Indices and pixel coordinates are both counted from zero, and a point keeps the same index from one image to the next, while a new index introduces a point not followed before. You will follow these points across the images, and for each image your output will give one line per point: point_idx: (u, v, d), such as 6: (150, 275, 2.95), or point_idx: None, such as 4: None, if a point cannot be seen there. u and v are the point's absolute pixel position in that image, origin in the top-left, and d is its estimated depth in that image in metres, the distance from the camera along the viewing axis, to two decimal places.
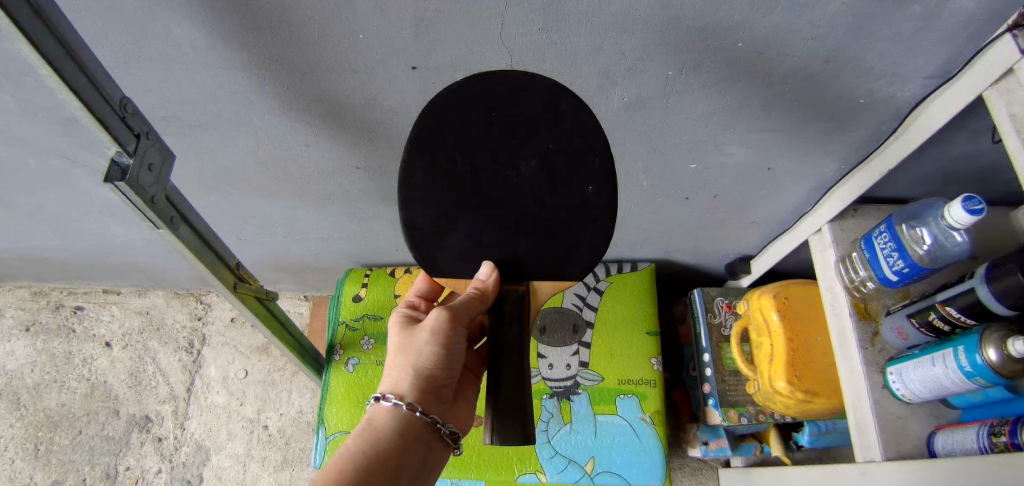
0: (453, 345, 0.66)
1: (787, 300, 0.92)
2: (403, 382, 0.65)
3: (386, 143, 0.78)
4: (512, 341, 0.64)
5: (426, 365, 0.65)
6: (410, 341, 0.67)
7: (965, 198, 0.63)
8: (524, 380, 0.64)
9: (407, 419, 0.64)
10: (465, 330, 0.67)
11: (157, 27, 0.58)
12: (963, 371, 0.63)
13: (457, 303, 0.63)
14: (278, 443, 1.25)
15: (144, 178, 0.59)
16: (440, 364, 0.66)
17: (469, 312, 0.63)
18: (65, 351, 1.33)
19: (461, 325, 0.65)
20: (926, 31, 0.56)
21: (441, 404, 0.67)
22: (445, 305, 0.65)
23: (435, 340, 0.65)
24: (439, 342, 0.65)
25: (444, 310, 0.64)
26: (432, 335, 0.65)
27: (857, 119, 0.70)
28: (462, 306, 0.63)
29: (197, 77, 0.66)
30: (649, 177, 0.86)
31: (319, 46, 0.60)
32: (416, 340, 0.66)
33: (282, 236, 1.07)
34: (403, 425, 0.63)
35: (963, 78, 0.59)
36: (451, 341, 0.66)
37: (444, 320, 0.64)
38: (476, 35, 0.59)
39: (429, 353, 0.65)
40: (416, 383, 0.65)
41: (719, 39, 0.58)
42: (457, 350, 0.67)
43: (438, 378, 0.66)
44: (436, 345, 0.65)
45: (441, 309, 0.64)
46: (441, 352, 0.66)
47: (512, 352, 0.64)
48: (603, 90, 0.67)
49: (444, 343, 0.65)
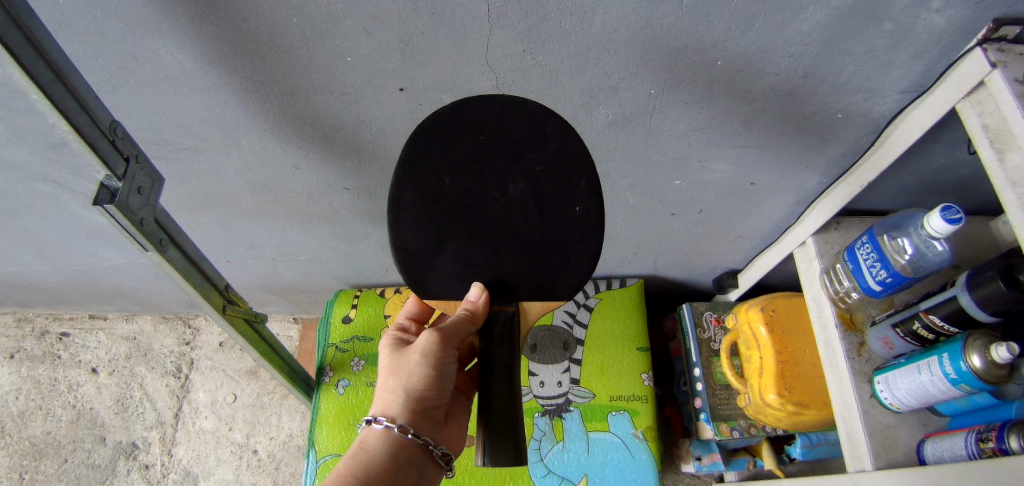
0: (444, 366, 0.66)
1: (774, 314, 0.93)
2: (394, 404, 0.64)
3: (375, 164, 0.78)
4: (502, 361, 0.65)
5: (416, 387, 0.65)
6: (400, 363, 0.67)
7: (943, 208, 0.64)
8: (515, 400, 0.64)
9: (399, 441, 0.63)
10: (456, 351, 0.67)
11: (146, 51, 0.59)
12: (949, 378, 0.63)
13: (447, 325, 0.63)
14: (268, 469, 1.23)
15: (133, 201, 0.59)
16: (431, 385, 0.66)
17: (460, 333, 0.63)
18: (50, 378, 1.31)
19: (451, 346, 0.65)
20: (897, 47, 0.58)
21: (433, 426, 0.67)
22: (436, 327, 0.65)
23: (426, 362, 0.65)
24: (430, 363, 0.65)
25: (436, 332, 0.64)
26: (422, 356, 0.65)
27: (836, 133, 0.72)
28: (452, 327, 0.63)
29: (186, 100, 0.67)
30: (635, 193, 0.87)
31: (307, 69, 0.62)
32: (407, 363, 0.66)
33: (271, 258, 1.07)
34: (395, 447, 0.63)
35: (936, 92, 0.61)
36: (441, 362, 0.66)
37: (435, 341, 0.64)
38: (462, 57, 0.60)
39: (421, 375, 0.65)
40: (407, 405, 0.65)
41: (699, 57, 0.60)
42: (448, 372, 0.67)
43: (429, 399, 0.66)
44: (427, 366, 0.65)
45: (431, 331, 0.64)
46: (432, 374, 0.65)
47: (503, 371, 0.64)
48: (587, 109, 0.68)
49: (435, 365, 0.65)
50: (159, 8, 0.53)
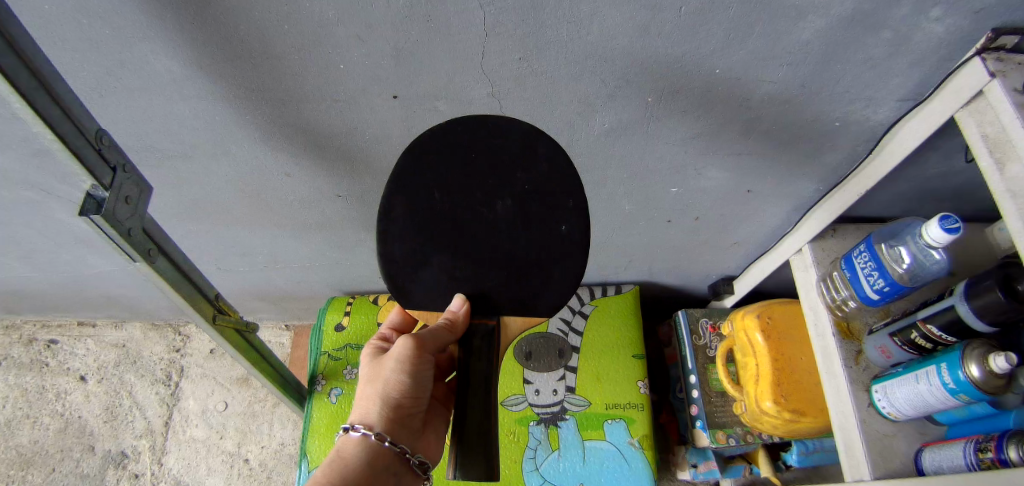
0: (421, 373, 0.65)
1: (770, 321, 0.93)
2: (372, 411, 0.64)
3: (368, 171, 0.77)
4: (479, 375, 0.64)
5: (393, 394, 0.64)
6: (378, 370, 0.66)
7: (942, 217, 0.64)
8: (490, 414, 0.63)
9: (376, 449, 0.63)
10: (433, 358, 0.66)
11: (135, 59, 0.58)
12: (947, 388, 0.63)
13: (423, 332, 0.62)
14: (259, 477, 1.21)
15: (121, 211, 0.58)
16: (408, 393, 0.65)
17: (436, 341, 0.62)
18: (38, 386, 1.29)
19: (427, 352, 0.63)
20: (896, 56, 0.57)
21: (410, 434, 0.67)
22: (412, 333, 0.64)
23: (402, 369, 0.64)
24: (405, 371, 0.64)
25: (411, 338, 0.62)
26: (397, 363, 0.64)
27: (832, 141, 0.72)
28: (429, 334, 0.61)
29: (176, 107, 0.66)
30: (631, 201, 0.86)
31: (299, 76, 0.60)
32: (383, 370, 0.65)
33: (263, 265, 1.05)
34: (372, 455, 0.62)
35: (935, 101, 0.61)
36: (417, 369, 0.64)
37: (410, 348, 0.63)
38: (457, 64, 0.59)
39: (397, 382, 0.64)
40: (384, 413, 0.64)
41: (696, 65, 0.59)
42: (425, 379, 0.66)
43: (406, 407, 0.65)
44: (403, 374, 0.64)
45: (407, 338, 0.63)
46: (408, 381, 0.64)
47: (479, 385, 0.63)
48: (583, 116, 0.67)
49: (411, 372, 0.64)
50: (146, 14, 0.52)
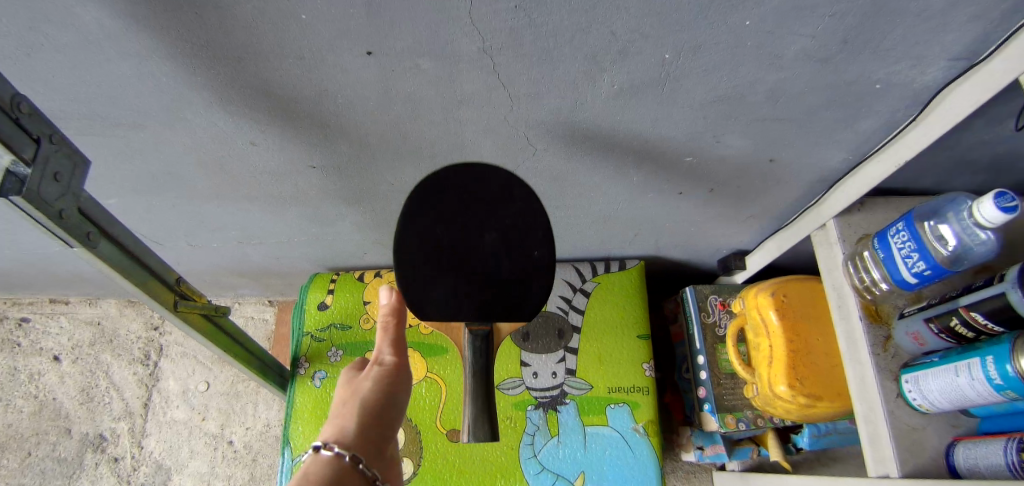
0: (398, 395, 0.62)
1: (786, 300, 0.86)
2: (348, 426, 0.57)
3: (344, 140, 0.68)
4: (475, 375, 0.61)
5: (371, 411, 0.59)
6: (354, 391, 0.62)
7: (998, 193, 0.57)
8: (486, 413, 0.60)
9: (346, 470, 0.53)
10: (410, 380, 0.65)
11: (55, 8, 0.48)
12: (992, 383, 0.57)
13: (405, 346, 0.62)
14: (244, 460, 1.17)
15: (48, 190, 0.49)
16: (386, 412, 0.60)
17: None
18: (9, 367, 1.23)
19: None
20: (963, 4, 0.48)
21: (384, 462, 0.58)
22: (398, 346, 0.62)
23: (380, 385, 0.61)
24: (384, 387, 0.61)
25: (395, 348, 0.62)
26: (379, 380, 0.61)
27: (872, 105, 0.63)
28: None
29: (110, 68, 0.56)
30: (642, 171, 0.75)
31: (251, 29, 0.50)
32: (360, 388, 0.61)
33: (238, 241, 0.97)
34: (342, 476, 0.52)
35: (1001, 58, 0.52)
36: (395, 388, 0.62)
37: None
38: (440, 13, 0.49)
39: (375, 399, 0.60)
40: (362, 428, 0.57)
41: (726, 15, 0.49)
42: (402, 403, 0.63)
43: (384, 427, 0.59)
44: (380, 391, 0.61)
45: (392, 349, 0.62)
46: (386, 399, 0.61)
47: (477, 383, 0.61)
48: (590, 77, 0.57)
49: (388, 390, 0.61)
50: None
